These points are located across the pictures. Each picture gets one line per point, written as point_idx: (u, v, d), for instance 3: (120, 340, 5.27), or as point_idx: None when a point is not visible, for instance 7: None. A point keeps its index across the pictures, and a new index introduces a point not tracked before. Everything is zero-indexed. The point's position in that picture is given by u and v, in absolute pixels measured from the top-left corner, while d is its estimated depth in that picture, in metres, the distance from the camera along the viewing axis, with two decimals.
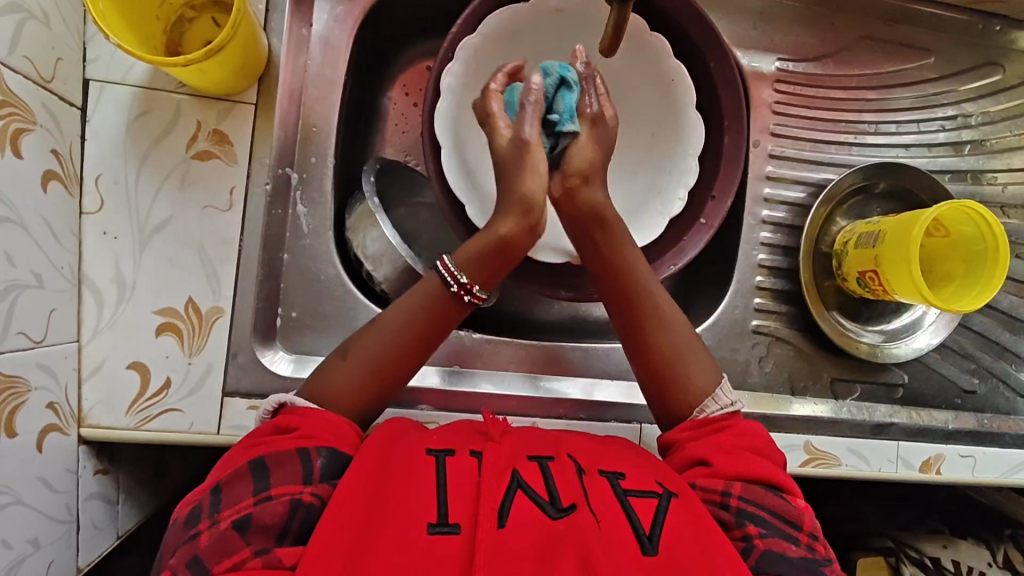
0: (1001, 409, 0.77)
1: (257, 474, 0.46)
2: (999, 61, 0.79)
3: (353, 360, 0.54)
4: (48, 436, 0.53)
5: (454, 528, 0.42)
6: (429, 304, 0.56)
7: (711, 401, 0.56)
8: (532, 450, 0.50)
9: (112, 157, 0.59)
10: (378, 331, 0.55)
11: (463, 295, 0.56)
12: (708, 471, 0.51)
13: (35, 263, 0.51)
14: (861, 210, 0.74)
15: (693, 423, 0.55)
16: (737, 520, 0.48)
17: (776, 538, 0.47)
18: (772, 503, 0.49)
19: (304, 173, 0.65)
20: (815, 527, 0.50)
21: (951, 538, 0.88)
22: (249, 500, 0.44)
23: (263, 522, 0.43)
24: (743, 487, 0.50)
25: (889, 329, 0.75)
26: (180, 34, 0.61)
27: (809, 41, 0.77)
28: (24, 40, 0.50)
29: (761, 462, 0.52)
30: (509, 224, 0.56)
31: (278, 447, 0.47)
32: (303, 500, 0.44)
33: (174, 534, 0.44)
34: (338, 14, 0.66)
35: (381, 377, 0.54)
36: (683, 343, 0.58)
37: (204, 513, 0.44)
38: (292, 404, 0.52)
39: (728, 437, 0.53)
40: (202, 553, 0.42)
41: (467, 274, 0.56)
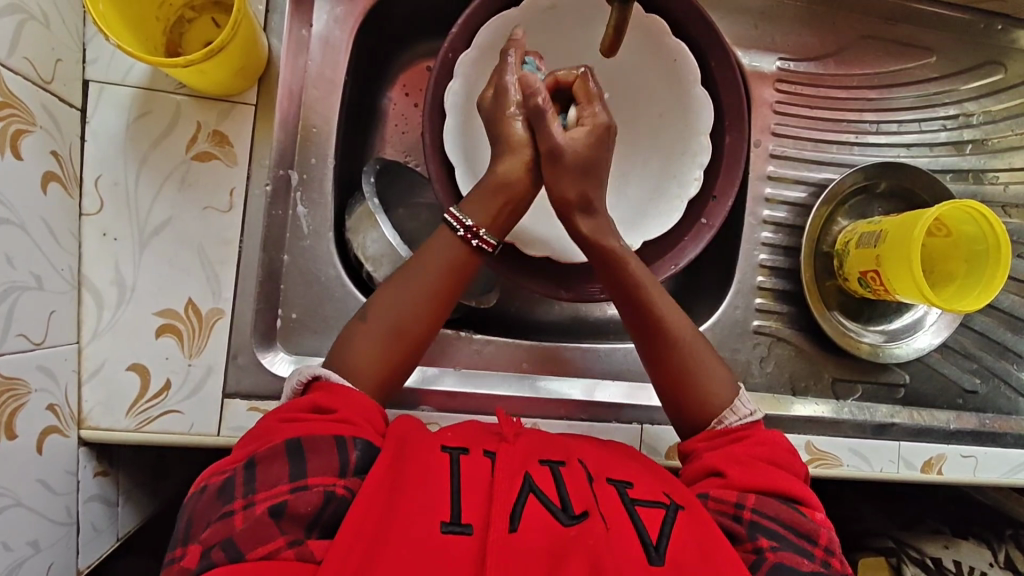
0: (1003, 409, 0.77)
1: (294, 455, 0.45)
2: (1000, 60, 0.79)
3: (376, 323, 0.54)
4: (48, 438, 0.53)
5: (465, 528, 0.42)
6: (448, 266, 0.56)
7: (729, 412, 0.56)
8: (544, 452, 0.50)
9: (112, 158, 0.59)
10: (397, 296, 0.55)
11: (470, 238, 0.56)
12: (724, 481, 0.51)
13: (35, 264, 0.51)
14: (862, 210, 0.74)
15: (710, 433, 0.56)
16: (750, 532, 0.48)
17: (789, 552, 0.47)
18: (787, 516, 0.49)
19: (305, 174, 0.65)
20: (832, 542, 0.50)
21: (952, 538, 0.87)
22: (285, 486, 0.43)
23: (298, 511, 0.43)
24: (758, 500, 0.50)
25: (890, 329, 0.75)
26: (179, 34, 0.60)
27: (810, 40, 0.76)
28: (23, 41, 0.50)
29: (777, 473, 0.52)
30: (513, 166, 0.56)
31: (317, 429, 0.46)
32: (337, 493, 0.44)
33: (207, 505, 0.44)
34: (338, 14, 0.66)
35: (402, 344, 0.55)
36: (703, 358, 0.58)
37: (237, 491, 0.44)
38: (326, 379, 0.51)
39: (742, 447, 0.53)
40: (236, 536, 0.41)
41: (472, 218, 0.56)
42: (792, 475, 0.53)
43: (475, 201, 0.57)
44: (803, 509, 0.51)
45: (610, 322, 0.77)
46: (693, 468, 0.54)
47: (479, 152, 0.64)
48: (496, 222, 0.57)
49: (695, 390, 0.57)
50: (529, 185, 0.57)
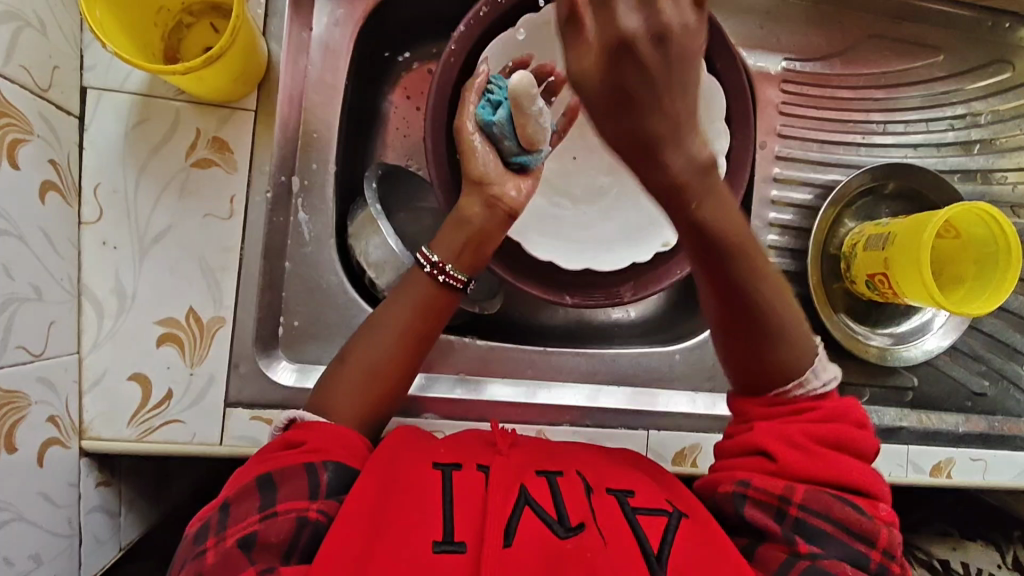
0: (1012, 412, 0.76)
1: (264, 489, 0.44)
2: (1008, 58, 0.78)
3: (353, 365, 0.54)
4: (49, 450, 0.52)
5: (460, 547, 0.41)
6: (421, 306, 0.57)
7: (812, 376, 0.50)
8: (539, 464, 0.50)
9: (111, 166, 0.58)
10: (374, 335, 0.55)
11: (436, 274, 0.58)
12: (773, 467, 0.49)
13: (34, 275, 0.51)
14: (869, 211, 0.74)
15: (782, 402, 0.51)
16: (791, 532, 0.47)
17: (834, 559, 0.45)
18: (842, 514, 0.47)
19: (306, 180, 0.65)
20: (893, 544, 0.47)
21: (960, 540, 0.88)
22: (255, 517, 0.43)
23: (270, 539, 0.42)
24: (807, 493, 0.47)
25: (898, 331, 0.74)
26: (178, 39, 0.60)
27: (815, 40, 0.75)
28: (19, 48, 0.49)
29: (838, 461, 0.48)
30: (473, 206, 0.60)
31: (283, 462, 0.46)
32: (309, 518, 0.43)
33: (184, 550, 0.43)
34: (338, 17, 0.65)
35: (380, 384, 0.54)
36: (783, 323, 0.49)
37: (211, 531, 0.43)
38: (301, 420, 0.50)
39: (808, 423, 0.49)
40: (207, 572, 0.41)
41: (438, 254, 0.58)
42: (857, 459, 0.49)
43: (442, 241, 0.59)
44: (860, 504, 0.48)
45: (614, 326, 0.77)
46: (741, 445, 0.52)
47: None
48: (463, 257, 0.59)
49: (766, 364, 0.50)
50: (488, 220, 0.60)
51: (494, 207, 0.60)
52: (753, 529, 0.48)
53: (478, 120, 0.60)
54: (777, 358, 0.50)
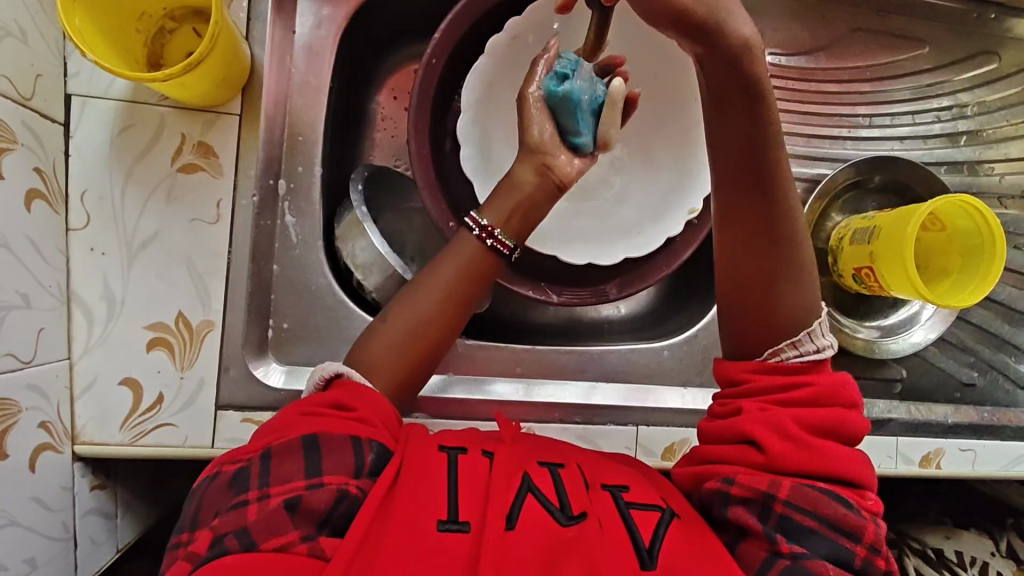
0: (1001, 402, 0.76)
1: (308, 452, 0.44)
2: (994, 49, 0.78)
3: (398, 322, 0.54)
4: (41, 455, 0.53)
5: (464, 526, 0.42)
6: (465, 268, 0.56)
7: (790, 348, 0.51)
8: (541, 455, 0.51)
9: (97, 173, 0.58)
10: (418, 296, 0.55)
11: (486, 238, 0.56)
12: (759, 458, 0.48)
13: (22, 283, 0.51)
14: (855, 206, 0.74)
15: (765, 368, 0.51)
16: (775, 530, 0.45)
17: (818, 559, 0.44)
18: (827, 507, 0.46)
19: (293, 183, 0.65)
20: (880, 539, 0.46)
21: (953, 529, 0.87)
22: (301, 482, 0.42)
23: (311, 507, 0.41)
24: (793, 488, 0.46)
25: (885, 324, 0.74)
26: (161, 45, 0.60)
27: (800, 34, 0.75)
28: (2, 59, 0.49)
29: (828, 455, 0.48)
30: (527, 171, 0.56)
31: (333, 426, 0.46)
32: (349, 492, 0.43)
33: (218, 495, 0.43)
34: (321, 20, 0.66)
35: (421, 341, 0.54)
36: (795, 280, 0.51)
37: (252, 483, 0.43)
38: (348, 377, 0.51)
39: (794, 410, 0.49)
40: (250, 527, 0.40)
41: (489, 219, 0.56)
42: (846, 451, 0.48)
43: (493, 205, 0.57)
44: (848, 500, 0.46)
45: (605, 322, 0.77)
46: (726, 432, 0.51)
47: (488, 160, 0.65)
48: (510, 223, 0.57)
49: (769, 308, 0.52)
50: (538, 189, 0.56)
51: (545, 175, 0.56)
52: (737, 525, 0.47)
53: (543, 90, 0.55)
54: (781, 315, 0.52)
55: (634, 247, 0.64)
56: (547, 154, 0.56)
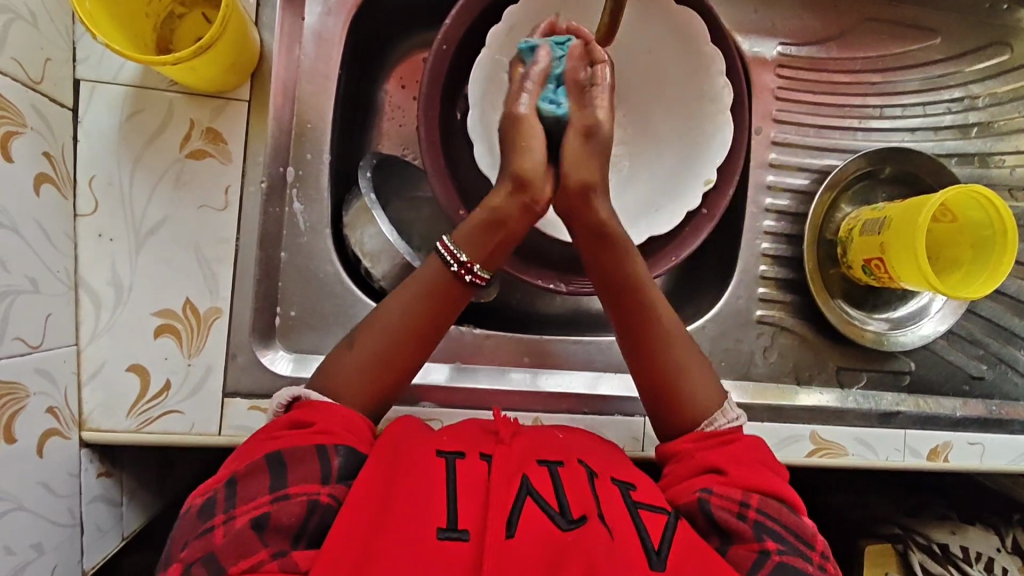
0: (1009, 395, 0.76)
1: (274, 469, 0.44)
2: (1006, 40, 0.78)
3: (359, 351, 0.53)
4: (49, 440, 0.53)
5: (462, 535, 0.41)
6: (426, 301, 0.55)
7: (720, 415, 0.55)
8: (541, 451, 0.50)
9: (105, 158, 0.58)
10: (377, 325, 0.54)
11: (463, 274, 0.56)
12: (724, 479, 0.50)
13: (30, 267, 0.51)
14: (866, 196, 0.73)
15: (701, 435, 0.54)
16: (755, 534, 0.47)
17: (793, 556, 0.47)
18: (787, 517, 0.49)
19: (301, 170, 0.65)
20: (827, 550, 0.49)
21: (959, 525, 0.87)
22: (267, 498, 0.43)
23: (281, 522, 0.42)
24: (762, 500, 0.49)
25: (895, 316, 0.74)
26: (170, 30, 0.60)
27: (811, 24, 0.75)
28: (11, 41, 0.49)
29: (775, 478, 0.51)
30: (500, 198, 0.56)
31: (295, 442, 0.46)
32: (320, 502, 0.43)
33: (186, 525, 0.43)
34: (330, 7, 0.65)
35: (385, 373, 0.53)
36: (689, 360, 0.57)
37: (218, 508, 0.43)
38: (307, 398, 0.50)
39: (738, 449, 0.52)
40: (218, 552, 0.41)
41: (466, 253, 0.56)
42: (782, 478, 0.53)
43: (465, 237, 0.56)
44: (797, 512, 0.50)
45: None
46: (688, 466, 0.52)
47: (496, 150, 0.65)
48: (486, 255, 0.56)
49: (678, 394, 0.56)
50: (521, 220, 0.56)
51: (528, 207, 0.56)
52: (721, 531, 0.48)
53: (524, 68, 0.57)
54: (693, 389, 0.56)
55: (656, 225, 0.65)
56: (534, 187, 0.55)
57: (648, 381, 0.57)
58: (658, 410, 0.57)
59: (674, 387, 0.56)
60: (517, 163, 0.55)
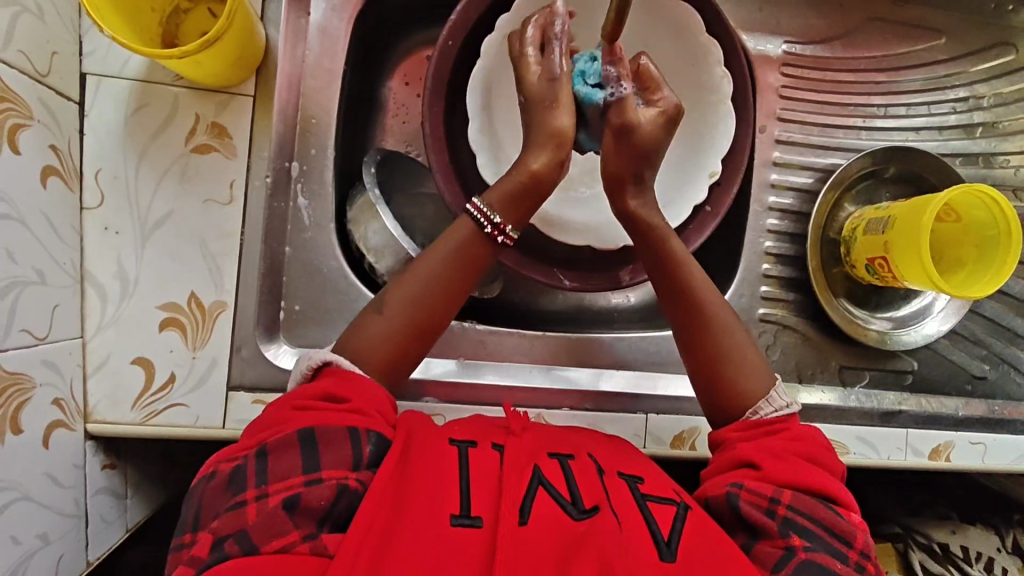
0: (1012, 395, 0.76)
1: (306, 446, 0.44)
2: (1011, 40, 0.78)
3: (390, 315, 0.54)
4: (54, 432, 0.53)
5: (476, 521, 0.42)
6: (464, 254, 0.56)
7: (765, 403, 0.55)
8: (551, 447, 0.50)
9: (111, 152, 0.58)
10: (407, 284, 0.55)
11: (497, 235, 0.56)
12: (758, 474, 0.50)
13: (37, 259, 0.51)
14: (869, 195, 0.73)
15: (745, 423, 0.54)
16: (782, 530, 0.47)
17: (822, 552, 0.46)
18: (821, 514, 0.48)
19: (305, 165, 0.65)
20: (868, 546, 0.48)
21: (960, 524, 0.87)
22: (299, 479, 0.42)
23: (310, 505, 0.41)
24: (793, 495, 0.49)
25: (898, 316, 0.74)
26: (176, 25, 0.60)
27: (815, 23, 0.75)
28: (19, 34, 0.49)
29: (814, 471, 0.51)
30: (543, 159, 0.56)
31: (329, 419, 0.46)
32: (349, 486, 0.43)
33: (214, 495, 0.43)
34: (336, 2, 0.65)
35: (417, 334, 0.54)
36: (744, 348, 0.57)
37: (249, 483, 0.43)
38: (338, 365, 0.51)
39: (778, 441, 0.52)
40: (250, 529, 0.40)
41: (500, 215, 0.56)
42: (828, 473, 0.52)
43: (498, 190, 0.56)
44: (839, 510, 0.49)
45: (614, 311, 0.77)
46: (725, 456, 0.53)
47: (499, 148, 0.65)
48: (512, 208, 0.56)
49: (734, 384, 0.56)
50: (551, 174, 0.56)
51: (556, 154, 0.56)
52: (748, 526, 0.49)
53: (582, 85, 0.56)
54: (734, 373, 0.56)
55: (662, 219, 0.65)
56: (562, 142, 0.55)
57: (707, 369, 0.57)
58: (716, 397, 0.57)
59: (730, 377, 0.56)
60: (554, 122, 0.55)
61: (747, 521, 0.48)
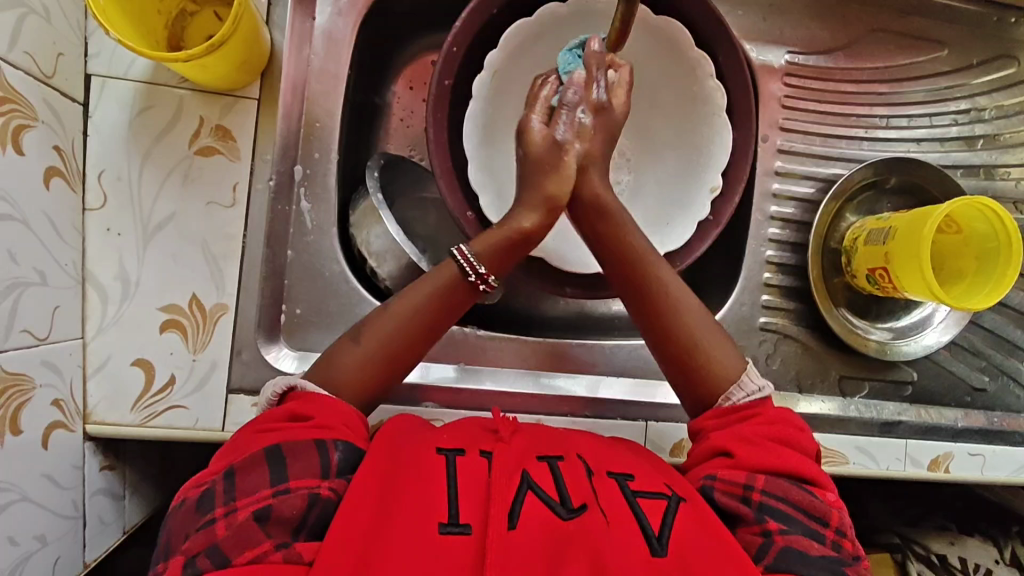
0: (1011, 407, 0.76)
1: (272, 462, 0.45)
2: (1014, 53, 0.78)
3: (366, 343, 0.54)
4: (53, 433, 0.53)
5: (465, 528, 0.41)
6: (438, 297, 0.55)
7: (737, 389, 0.55)
8: (540, 449, 0.49)
9: (115, 153, 0.58)
10: (386, 316, 0.55)
11: (479, 284, 0.56)
12: (730, 462, 0.51)
13: (39, 260, 0.51)
14: (870, 206, 0.74)
15: (718, 412, 0.55)
16: (757, 515, 0.47)
17: (799, 535, 0.47)
18: (796, 496, 0.49)
19: (308, 169, 0.65)
20: (844, 523, 0.49)
21: (958, 535, 0.87)
22: (268, 491, 0.43)
23: (283, 514, 0.42)
24: (766, 480, 0.49)
25: (898, 326, 0.74)
26: (182, 27, 0.60)
27: (819, 33, 0.75)
28: (24, 35, 0.50)
29: (789, 454, 0.51)
30: (532, 217, 0.58)
31: (296, 436, 0.46)
32: (321, 495, 0.43)
33: (184, 518, 0.43)
34: (342, 7, 0.66)
35: (398, 352, 0.54)
36: (710, 338, 0.56)
37: (217, 501, 0.43)
38: (302, 389, 0.51)
39: (749, 426, 0.52)
40: (221, 543, 0.41)
41: (484, 265, 0.56)
42: (802, 454, 0.52)
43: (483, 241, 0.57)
44: (813, 490, 0.50)
45: (615, 318, 0.76)
46: (701, 448, 0.54)
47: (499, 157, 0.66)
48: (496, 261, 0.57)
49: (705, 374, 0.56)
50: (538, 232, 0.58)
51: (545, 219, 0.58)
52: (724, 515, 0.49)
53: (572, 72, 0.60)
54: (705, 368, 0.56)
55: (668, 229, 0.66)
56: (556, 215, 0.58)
57: (673, 358, 0.57)
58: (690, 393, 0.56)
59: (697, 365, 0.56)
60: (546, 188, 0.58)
61: (724, 510, 0.49)
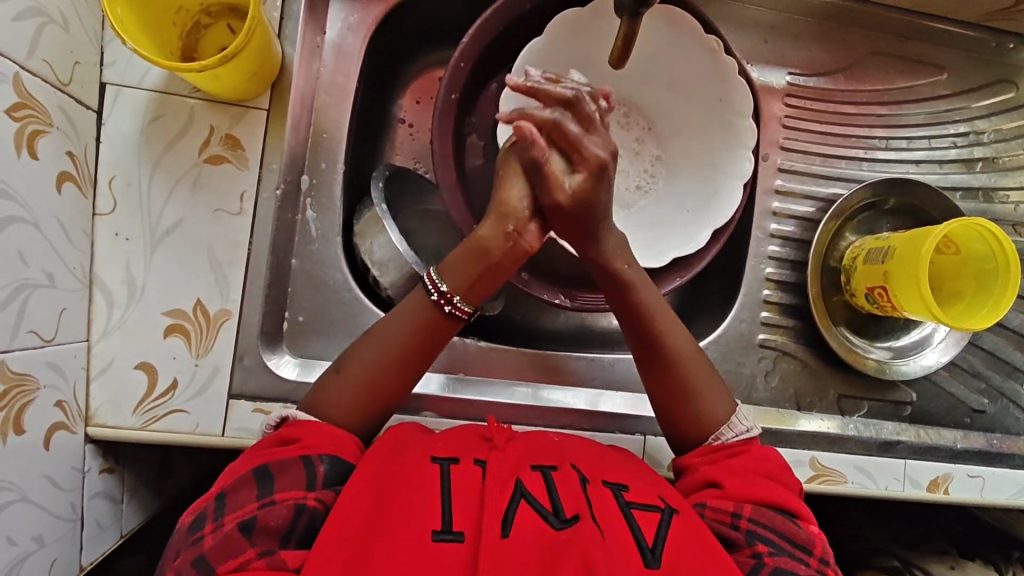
0: (1011, 429, 0.76)
1: (261, 480, 0.45)
2: (1012, 78, 0.79)
3: (347, 375, 0.54)
4: (55, 434, 0.53)
5: (458, 536, 0.41)
6: (417, 324, 0.55)
7: (727, 428, 0.56)
8: (536, 458, 0.49)
9: (126, 158, 0.60)
10: (368, 349, 0.55)
11: (444, 305, 0.55)
12: (719, 493, 0.51)
13: (48, 262, 0.52)
14: (870, 226, 0.74)
15: (708, 449, 0.55)
16: (747, 539, 0.48)
17: (786, 557, 0.48)
18: (781, 525, 0.49)
19: (315, 179, 0.67)
20: (826, 552, 0.50)
21: (958, 559, 0.86)
22: (253, 505, 0.44)
23: (268, 524, 0.43)
24: (754, 509, 0.50)
25: (897, 345, 0.74)
26: (195, 39, 0.62)
27: (820, 56, 0.77)
28: (42, 44, 0.51)
29: (777, 489, 0.52)
30: (488, 227, 0.55)
31: (279, 454, 0.47)
32: (308, 505, 0.44)
33: (178, 538, 0.44)
34: (351, 23, 0.68)
35: (380, 384, 0.54)
36: (705, 381, 0.57)
37: (207, 519, 0.44)
38: (293, 418, 0.51)
39: (739, 462, 0.53)
40: (207, 554, 0.42)
41: (447, 283, 0.55)
42: (789, 491, 0.53)
43: (451, 266, 0.55)
44: (797, 520, 0.50)
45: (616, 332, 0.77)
46: (690, 482, 0.54)
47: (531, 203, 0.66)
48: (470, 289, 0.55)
49: (695, 409, 0.56)
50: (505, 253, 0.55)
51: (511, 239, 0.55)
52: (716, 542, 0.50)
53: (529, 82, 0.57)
54: (697, 409, 0.56)
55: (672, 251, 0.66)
56: (515, 219, 0.55)
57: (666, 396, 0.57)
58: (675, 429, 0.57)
59: (687, 400, 0.57)
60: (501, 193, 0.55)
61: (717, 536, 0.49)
